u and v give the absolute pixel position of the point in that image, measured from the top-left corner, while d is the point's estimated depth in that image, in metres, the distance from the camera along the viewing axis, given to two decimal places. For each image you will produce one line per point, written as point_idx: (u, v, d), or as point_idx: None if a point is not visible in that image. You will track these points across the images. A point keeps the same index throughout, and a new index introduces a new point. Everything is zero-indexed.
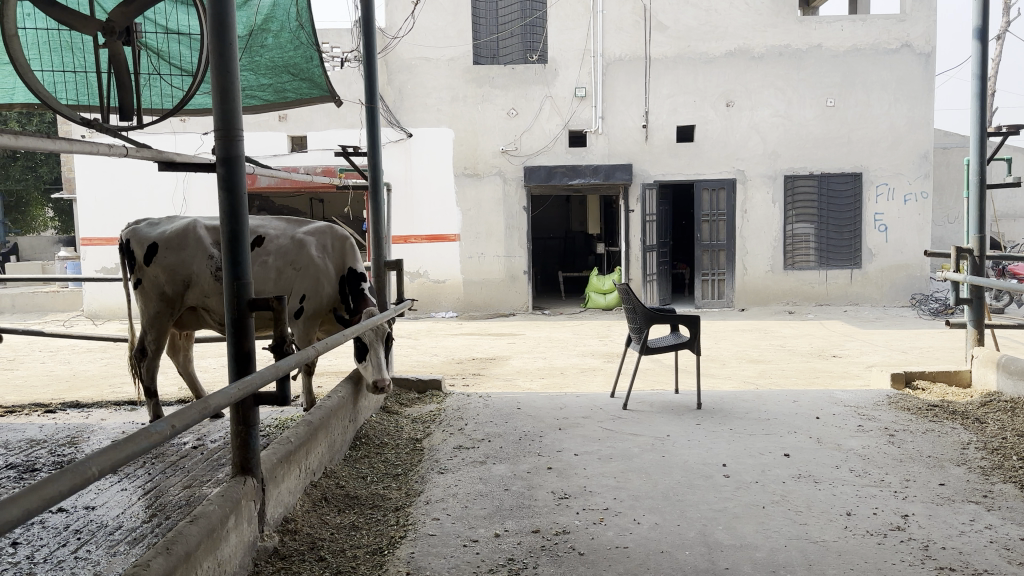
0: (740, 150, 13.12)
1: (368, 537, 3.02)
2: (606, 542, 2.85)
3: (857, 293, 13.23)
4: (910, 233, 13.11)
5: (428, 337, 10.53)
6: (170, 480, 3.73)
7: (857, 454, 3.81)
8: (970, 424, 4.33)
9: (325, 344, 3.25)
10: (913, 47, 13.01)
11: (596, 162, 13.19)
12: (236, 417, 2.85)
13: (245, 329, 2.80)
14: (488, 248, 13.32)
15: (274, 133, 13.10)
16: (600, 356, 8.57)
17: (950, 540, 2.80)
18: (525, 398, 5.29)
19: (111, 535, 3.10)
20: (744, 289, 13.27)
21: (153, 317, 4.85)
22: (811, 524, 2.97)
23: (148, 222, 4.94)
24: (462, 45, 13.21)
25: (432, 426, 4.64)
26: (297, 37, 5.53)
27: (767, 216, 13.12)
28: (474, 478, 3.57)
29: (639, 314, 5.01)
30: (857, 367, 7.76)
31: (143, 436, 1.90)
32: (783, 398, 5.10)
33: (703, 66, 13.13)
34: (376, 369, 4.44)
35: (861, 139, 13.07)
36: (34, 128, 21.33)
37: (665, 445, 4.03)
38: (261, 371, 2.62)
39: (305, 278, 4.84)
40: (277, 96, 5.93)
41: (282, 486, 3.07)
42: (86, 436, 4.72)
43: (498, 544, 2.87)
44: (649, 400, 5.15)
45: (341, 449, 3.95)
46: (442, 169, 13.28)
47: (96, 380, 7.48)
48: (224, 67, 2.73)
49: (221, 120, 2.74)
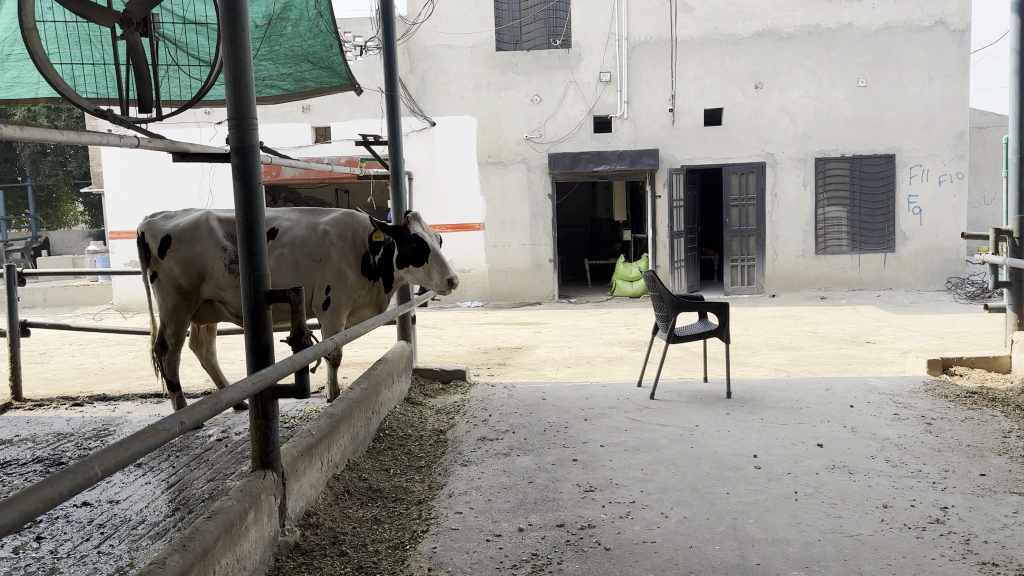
0: (770, 132, 12.88)
1: (391, 531, 2.97)
2: (633, 536, 2.77)
3: (890, 277, 12.97)
4: (945, 216, 12.80)
5: (454, 326, 10.50)
6: (194, 473, 3.71)
7: (893, 443, 3.68)
8: (1012, 412, 4.18)
9: (342, 336, 3.23)
10: (947, 24, 12.66)
11: (622, 148, 13.02)
12: (255, 410, 2.77)
13: (263, 321, 2.75)
14: (513, 237, 13.23)
15: (298, 124, 13.12)
16: (627, 344, 8.47)
17: (993, 534, 2.67)
18: (550, 387, 5.22)
19: (135, 529, 3.08)
20: (774, 275, 13.06)
21: (170, 310, 4.84)
22: (846, 517, 2.86)
23: (164, 215, 4.93)
24: (485, 32, 13.11)
25: (455, 417, 4.59)
26: (316, 25, 5.47)
27: (797, 200, 12.88)
28: (497, 470, 3.52)
29: (666, 302, 4.90)
30: (891, 353, 7.57)
31: (148, 434, 1.87)
32: (817, 386, 4.97)
33: (730, 47, 12.88)
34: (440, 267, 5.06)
35: (894, 120, 12.75)
36: (63, 123, 21.70)
37: (693, 435, 3.93)
38: (275, 365, 2.57)
39: (326, 269, 4.78)
40: (297, 86, 5.84)
41: (304, 480, 3.03)
42: (113, 428, 4.74)
43: (521, 539, 2.80)
44: (678, 390, 5.04)
45: (364, 442, 3.91)
46: (466, 157, 13.21)
47: (124, 372, 7.56)
48: (237, 56, 2.66)
49: (235, 107, 2.67)
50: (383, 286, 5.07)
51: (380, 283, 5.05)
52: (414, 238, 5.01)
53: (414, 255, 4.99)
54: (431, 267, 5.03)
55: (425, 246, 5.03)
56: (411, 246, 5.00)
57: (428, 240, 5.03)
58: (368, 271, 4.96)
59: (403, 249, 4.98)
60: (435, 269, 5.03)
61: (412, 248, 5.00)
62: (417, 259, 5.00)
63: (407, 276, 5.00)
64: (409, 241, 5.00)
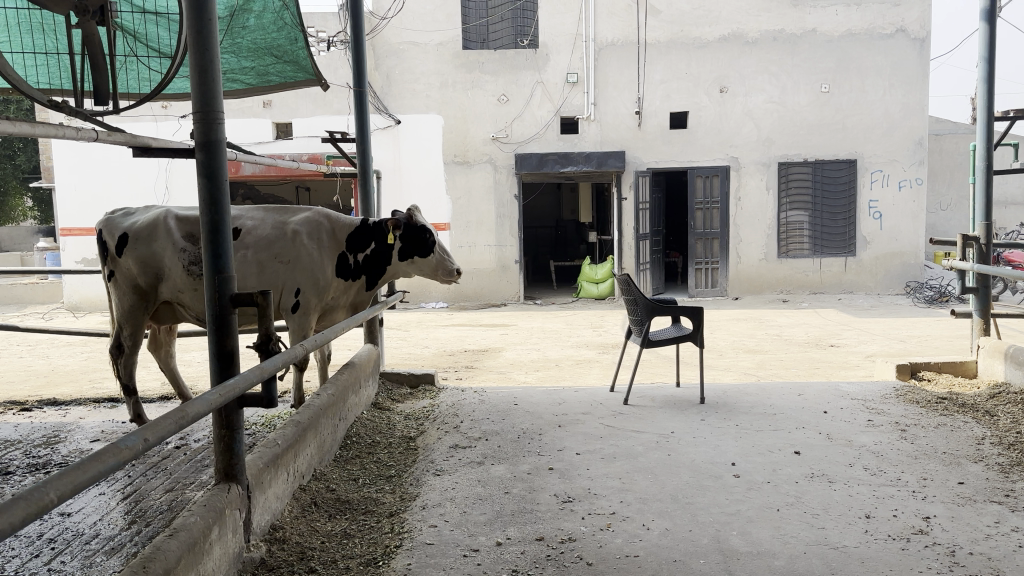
0: (734, 136, 12.96)
1: (362, 546, 2.84)
2: (615, 550, 2.68)
3: (851, 281, 13.15)
4: (904, 221, 13.00)
5: (419, 328, 10.36)
6: (152, 484, 3.53)
7: (870, 451, 3.66)
8: (983, 418, 4.19)
9: (312, 342, 3.11)
10: (908, 32, 12.85)
11: (588, 150, 12.99)
12: (218, 421, 2.63)
13: (227, 326, 2.61)
14: (478, 237, 13.11)
15: (258, 120, 12.85)
16: (595, 348, 8.42)
17: (977, 545, 2.64)
18: (522, 391, 5.12)
19: (88, 545, 2.91)
20: (737, 278, 13.15)
21: (126, 311, 4.63)
22: (830, 528, 2.82)
23: (124, 211, 4.73)
24: (452, 29, 12.96)
25: (425, 423, 4.46)
26: (281, 17, 5.17)
27: (760, 204, 12.98)
28: (472, 480, 3.40)
29: (640, 305, 4.82)
30: (856, 357, 7.64)
31: (109, 453, 1.72)
32: (789, 391, 4.95)
33: (697, 51, 12.93)
34: (442, 253, 5.25)
35: (855, 126, 12.93)
36: (12, 115, 21.09)
37: (670, 442, 3.87)
38: (242, 375, 2.43)
39: (293, 270, 4.60)
40: (260, 78, 5.77)
41: (269, 492, 2.89)
42: (64, 435, 4.52)
43: (500, 554, 2.70)
44: (651, 395, 4.99)
45: (331, 450, 3.77)
46: (430, 156, 13.06)
47: (76, 375, 7.28)
48: (203, 46, 2.52)
49: (200, 100, 2.53)
50: (365, 283, 5.00)
51: (361, 280, 4.98)
52: (420, 228, 5.15)
53: (419, 246, 5.14)
54: (434, 258, 5.19)
55: (431, 237, 5.18)
56: (417, 237, 5.15)
57: (431, 231, 5.18)
58: (347, 272, 4.87)
59: (409, 242, 5.13)
60: (439, 256, 5.21)
61: (419, 240, 5.14)
62: (420, 249, 5.14)
63: (411, 267, 5.15)
64: (413, 233, 5.13)
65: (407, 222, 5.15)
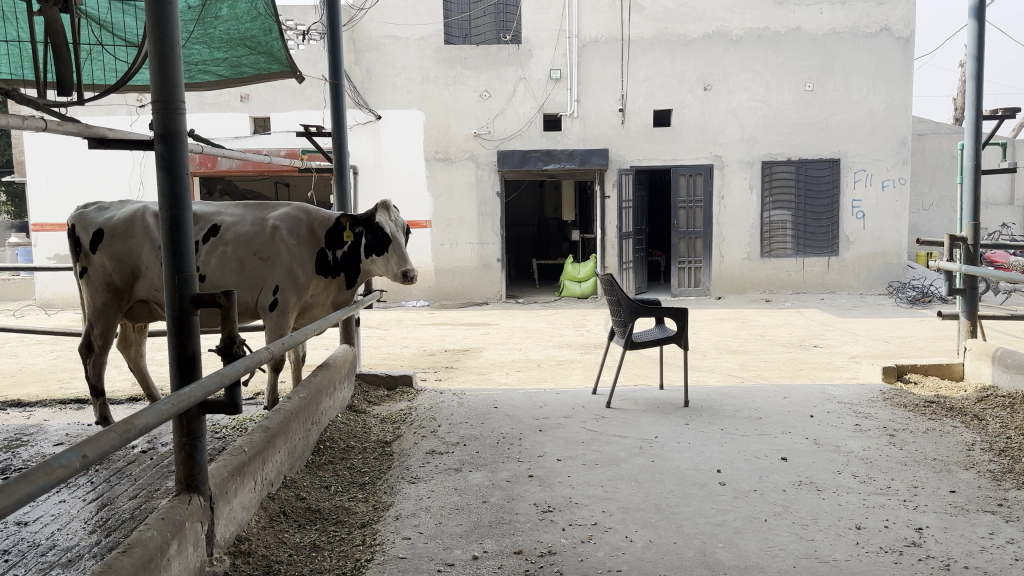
0: (718, 134, 12.90)
1: (332, 560, 2.69)
2: (597, 564, 2.56)
3: (834, 281, 13.13)
4: (887, 221, 12.99)
5: (399, 327, 10.19)
6: (117, 490, 3.38)
7: (858, 457, 3.57)
8: (971, 422, 4.11)
9: (280, 344, 2.93)
10: (892, 31, 12.85)
11: (571, 147, 12.87)
12: (178, 429, 2.47)
13: (189, 329, 2.46)
14: (460, 234, 12.96)
15: (236, 114, 12.63)
16: (578, 347, 8.30)
17: (973, 558, 2.55)
18: (501, 394, 4.98)
19: (43, 557, 2.74)
20: (720, 277, 13.08)
21: (98, 309, 4.45)
22: (819, 540, 2.71)
23: (98, 206, 4.55)
24: (433, 24, 12.80)
25: (402, 427, 4.33)
26: (254, 8, 4.99)
27: (744, 203, 12.92)
28: (448, 489, 3.27)
29: (624, 306, 4.69)
30: (840, 358, 7.57)
31: (41, 473, 1.56)
32: (775, 393, 4.86)
33: (681, 48, 12.84)
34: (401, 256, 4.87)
35: (838, 125, 12.91)
36: None
37: (654, 448, 3.75)
38: (200, 382, 2.27)
39: (274, 268, 4.46)
40: (233, 70, 5.60)
41: (235, 502, 2.73)
42: (26, 439, 4.32)
43: (476, 569, 2.57)
44: (634, 397, 4.88)
45: (302, 456, 3.61)
46: (411, 151, 12.89)
47: (44, 375, 7.06)
48: (162, 31, 2.35)
49: (160, 89, 2.37)
50: (344, 281, 4.79)
51: (341, 279, 4.78)
52: (378, 227, 4.86)
53: (378, 243, 4.83)
54: (390, 256, 4.85)
55: (389, 235, 4.87)
56: (374, 236, 4.85)
57: (390, 230, 4.88)
58: (326, 269, 4.69)
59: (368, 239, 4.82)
60: (394, 258, 4.85)
61: (375, 238, 4.83)
62: (378, 246, 4.84)
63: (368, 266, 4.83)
64: (373, 231, 4.85)
65: (368, 221, 4.87)
